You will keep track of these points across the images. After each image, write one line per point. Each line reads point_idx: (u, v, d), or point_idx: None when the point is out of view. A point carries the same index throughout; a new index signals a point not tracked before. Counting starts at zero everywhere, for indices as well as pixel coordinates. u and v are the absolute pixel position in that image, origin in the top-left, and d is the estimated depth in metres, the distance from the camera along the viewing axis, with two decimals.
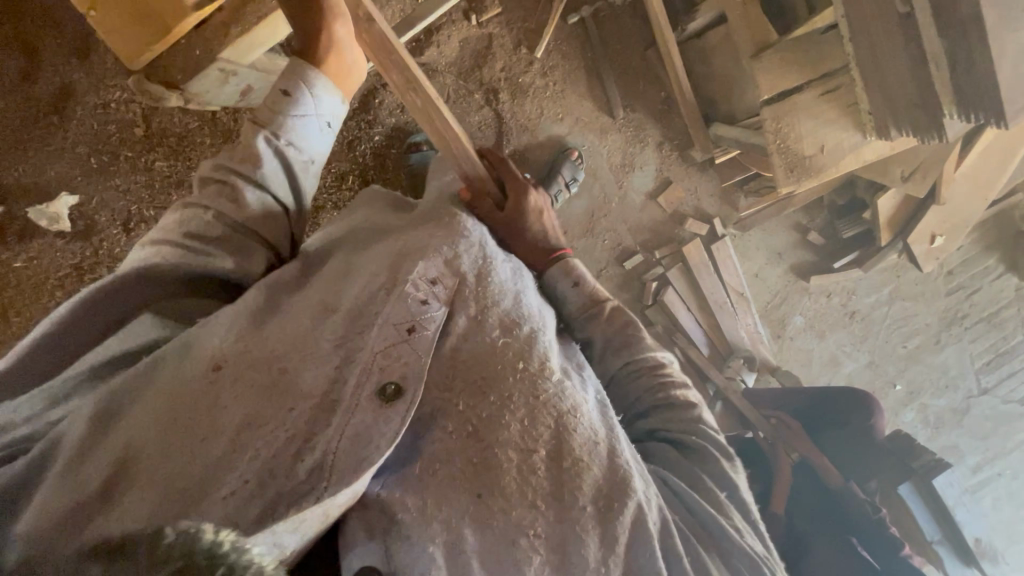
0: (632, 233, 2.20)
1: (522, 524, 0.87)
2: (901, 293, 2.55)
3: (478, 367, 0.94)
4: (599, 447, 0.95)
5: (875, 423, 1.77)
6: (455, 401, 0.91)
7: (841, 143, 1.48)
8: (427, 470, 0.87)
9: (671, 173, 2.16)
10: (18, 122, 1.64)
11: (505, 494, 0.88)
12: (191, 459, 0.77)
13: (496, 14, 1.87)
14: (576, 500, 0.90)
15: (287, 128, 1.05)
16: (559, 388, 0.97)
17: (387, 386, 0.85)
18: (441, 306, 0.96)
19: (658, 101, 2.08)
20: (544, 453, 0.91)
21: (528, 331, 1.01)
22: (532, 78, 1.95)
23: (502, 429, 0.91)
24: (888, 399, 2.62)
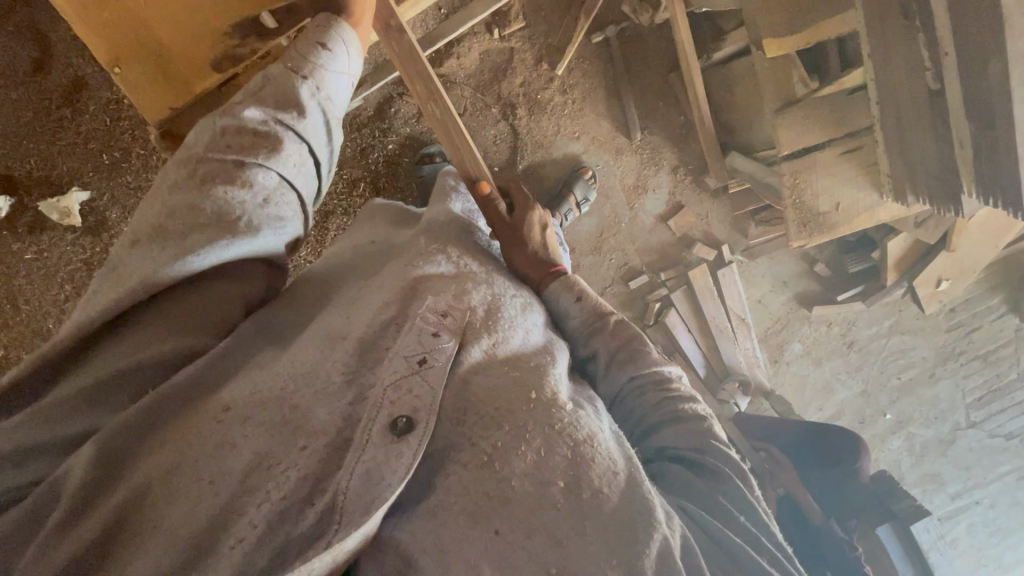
0: (639, 253, 2.20)
1: (544, 561, 0.74)
2: (901, 326, 2.57)
3: (493, 398, 0.85)
4: (618, 477, 0.82)
5: (860, 467, 1.81)
6: (469, 434, 0.82)
7: (855, 204, 1.56)
8: (440, 504, 0.77)
9: (684, 197, 2.15)
10: (30, 114, 1.62)
11: (525, 528, 0.76)
12: (197, 506, 0.68)
13: (520, 29, 1.83)
14: (592, 535, 0.76)
15: (323, 79, 0.99)
16: (574, 417, 0.86)
17: (398, 419, 0.77)
18: (453, 338, 0.89)
19: (678, 124, 2.04)
20: (563, 484, 0.79)
21: (535, 363, 0.94)
22: (552, 96, 1.92)
23: (517, 459, 0.80)
24: (876, 426, 2.67)
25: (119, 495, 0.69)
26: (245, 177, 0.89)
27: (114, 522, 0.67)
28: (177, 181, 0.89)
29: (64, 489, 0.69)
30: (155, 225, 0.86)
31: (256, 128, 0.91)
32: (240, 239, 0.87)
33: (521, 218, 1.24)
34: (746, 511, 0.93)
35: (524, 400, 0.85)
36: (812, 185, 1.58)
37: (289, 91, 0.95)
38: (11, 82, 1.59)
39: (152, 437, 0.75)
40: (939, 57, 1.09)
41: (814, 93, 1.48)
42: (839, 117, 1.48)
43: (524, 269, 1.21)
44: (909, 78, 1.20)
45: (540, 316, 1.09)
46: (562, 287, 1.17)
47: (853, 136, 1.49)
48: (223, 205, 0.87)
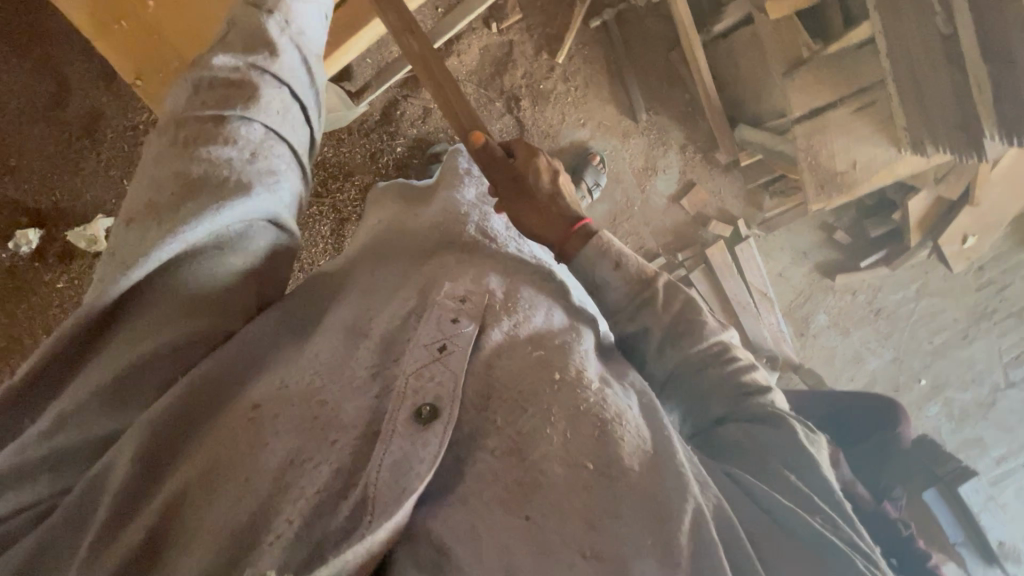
0: (655, 235, 2.19)
1: (580, 546, 0.72)
2: (928, 289, 2.51)
3: (517, 380, 0.84)
4: (647, 454, 0.80)
5: (902, 434, 1.78)
6: (494, 420, 0.82)
7: (872, 161, 1.54)
8: (471, 493, 0.77)
9: (694, 176, 2.14)
10: (53, 147, 1.68)
11: (556, 511, 0.74)
12: (236, 503, 0.69)
13: (517, 21, 1.83)
14: (628, 511, 0.74)
15: (291, 14, 1.02)
16: (601, 396, 0.84)
17: (422, 407, 0.77)
18: (473, 322, 0.89)
19: (683, 103, 2.04)
20: (593, 466, 0.78)
21: (559, 342, 0.92)
22: (553, 85, 1.92)
23: (545, 442, 0.79)
24: (911, 394, 2.61)
25: (166, 490, 0.71)
26: (227, 134, 0.90)
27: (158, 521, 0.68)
28: (161, 152, 0.91)
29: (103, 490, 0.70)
30: (148, 202, 0.86)
31: (228, 75, 0.93)
32: (234, 200, 0.86)
33: (525, 165, 1.14)
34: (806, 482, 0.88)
35: (548, 382, 0.85)
36: (827, 145, 1.56)
37: (259, 31, 0.98)
38: (34, 117, 1.65)
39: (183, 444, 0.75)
40: None
41: (821, 51, 1.48)
42: (849, 74, 1.48)
43: (543, 231, 1.13)
44: (919, 26, 1.19)
45: (569, 303, 1.07)
46: (597, 243, 1.09)
47: (864, 92, 1.48)
48: (209, 165, 0.87)
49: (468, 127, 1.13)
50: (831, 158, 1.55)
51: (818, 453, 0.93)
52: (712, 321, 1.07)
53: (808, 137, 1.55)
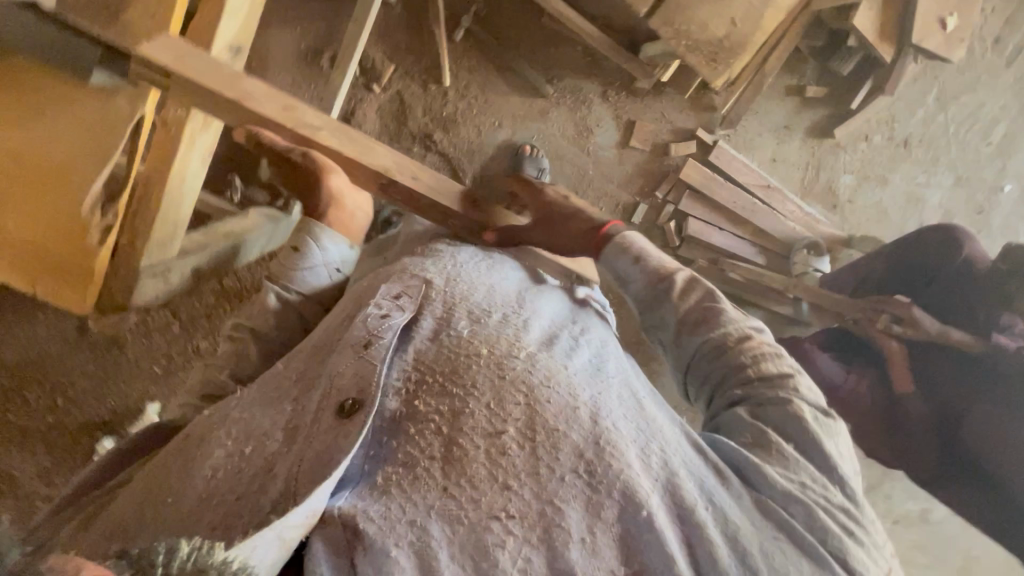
0: (624, 187, 2.12)
1: (493, 503, 0.71)
2: (951, 92, 2.18)
3: (440, 359, 0.84)
4: (579, 415, 0.80)
5: (970, 256, 1.57)
6: (415, 398, 0.80)
7: (743, 12, 1.71)
8: (390, 478, 0.73)
9: (630, 113, 2.06)
10: (82, 367, 1.79)
11: (468, 477, 0.73)
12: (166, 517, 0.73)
13: (392, 71, 1.91)
14: (552, 476, 0.74)
15: (318, 247, 1.07)
16: (529, 363, 0.85)
17: (346, 401, 0.78)
18: (407, 312, 0.91)
19: (580, 55, 2.00)
20: (514, 431, 0.77)
21: (496, 319, 0.93)
22: (453, 107, 1.97)
23: (470, 417, 0.78)
24: (1003, 206, 2.31)
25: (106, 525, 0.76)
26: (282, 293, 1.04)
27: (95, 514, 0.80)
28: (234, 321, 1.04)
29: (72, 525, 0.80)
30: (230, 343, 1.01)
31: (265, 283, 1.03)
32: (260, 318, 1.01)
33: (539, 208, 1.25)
34: (803, 468, 0.82)
35: (477, 357, 0.85)
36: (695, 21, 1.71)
37: (285, 263, 1.05)
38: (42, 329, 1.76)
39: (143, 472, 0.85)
40: None
41: None
42: None
43: (559, 245, 1.21)
44: None
45: (507, 283, 1.06)
46: (620, 242, 1.13)
47: None
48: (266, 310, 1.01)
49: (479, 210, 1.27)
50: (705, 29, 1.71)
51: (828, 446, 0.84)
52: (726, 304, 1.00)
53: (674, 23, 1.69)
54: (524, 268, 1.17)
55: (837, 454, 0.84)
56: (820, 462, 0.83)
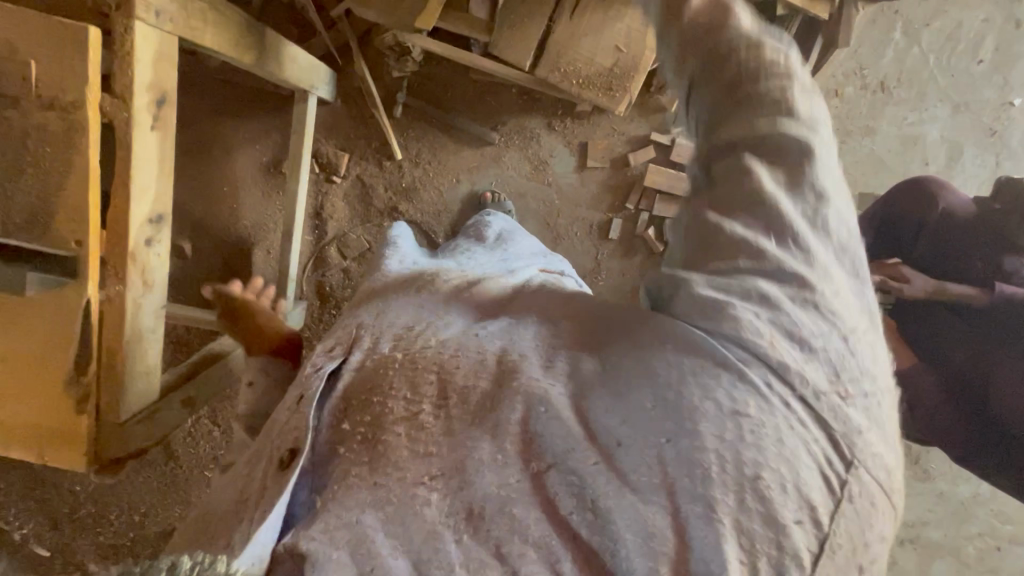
0: (593, 207, 2.13)
1: (420, 472, 0.68)
2: (918, 22, 2.03)
3: (359, 384, 0.76)
4: (489, 363, 0.75)
5: (948, 210, 1.60)
6: (337, 417, 0.75)
7: (628, 34, 1.53)
8: (327, 498, 0.69)
9: (580, 136, 2.08)
10: (155, 481, 2.10)
11: (393, 463, 0.69)
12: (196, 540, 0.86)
13: (348, 158, 2.05)
14: (468, 424, 0.70)
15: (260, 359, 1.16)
16: (443, 341, 0.79)
17: (285, 455, 0.74)
18: (342, 353, 0.82)
19: (517, 95, 2.04)
20: (431, 407, 0.72)
21: (425, 324, 0.84)
22: (411, 176, 2.07)
23: (388, 415, 0.72)
24: (1018, 120, 2.10)
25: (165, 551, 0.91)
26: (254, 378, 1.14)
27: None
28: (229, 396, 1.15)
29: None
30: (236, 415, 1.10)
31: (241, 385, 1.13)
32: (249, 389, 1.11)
33: None
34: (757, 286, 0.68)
35: (396, 359, 0.77)
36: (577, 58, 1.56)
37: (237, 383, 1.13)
38: None
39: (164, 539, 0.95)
40: None
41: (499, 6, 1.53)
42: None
43: None
44: None
45: (447, 278, 1.05)
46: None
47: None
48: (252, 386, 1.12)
49: None
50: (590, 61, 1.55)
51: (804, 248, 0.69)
52: (737, 16, 0.73)
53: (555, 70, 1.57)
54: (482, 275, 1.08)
55: (802, 281, 0.68)
56: (797, 274, 0.68)
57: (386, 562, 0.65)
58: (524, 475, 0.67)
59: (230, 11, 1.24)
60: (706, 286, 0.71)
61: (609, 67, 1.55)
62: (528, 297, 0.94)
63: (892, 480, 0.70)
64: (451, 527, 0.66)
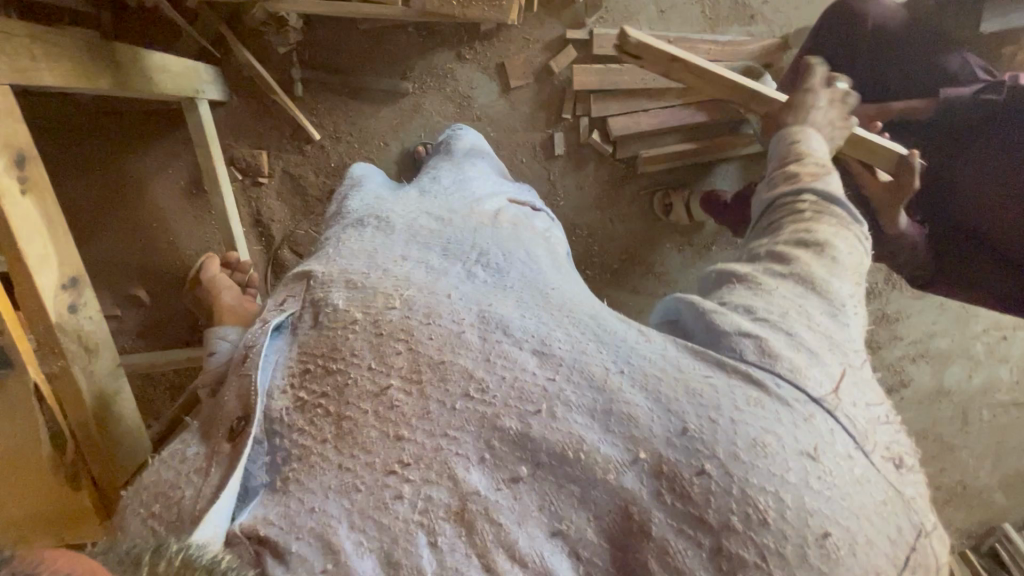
0: (531, 127, 2.02)
1: (387, 453, 0.72)
2: None
3: (317, 345, 0.82)
4: (467, 336, 0.80)
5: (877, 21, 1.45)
6: (298, 387, 0.79)
7: None
8: (291, 479, 0.74)
9: (496, 57, 1.94)
10: None
11: (361, 444, 0.73)
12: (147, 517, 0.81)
13: (266, 154, 1.94)
14: (437, 394, 0.75)
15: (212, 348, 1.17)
16: (404, 307, 0.83)
17: (234, 423, 0.79)
18: (297, 307, 0.90)
19: (417, 35, 1.89)
20: (397, 382, 0.76)
21: (375, 278, 0.88)
22: (336, 154, 1.96)
23: (352, 386, 0.77)
24: None
25: None
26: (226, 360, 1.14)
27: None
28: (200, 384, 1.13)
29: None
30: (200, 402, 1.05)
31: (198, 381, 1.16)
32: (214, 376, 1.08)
33: None
34: (765, 305, 0.85)
35: (352, 321, 0.82)
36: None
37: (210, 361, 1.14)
38: None
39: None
40: None
41: None
42: None
43: None
44: None
45: (391, 226, 0.99)
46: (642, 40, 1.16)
47: None
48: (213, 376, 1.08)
49: None
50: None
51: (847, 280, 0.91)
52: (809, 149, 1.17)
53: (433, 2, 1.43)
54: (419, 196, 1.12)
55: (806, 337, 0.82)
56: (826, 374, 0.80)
57: (350, 559, 0.67)
58: (528, 490, 0.71)
59: (72, 34, 1.15)
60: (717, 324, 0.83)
61: None
62: (498, 264, 0.92)
63: (926, 510, 0.78)
64: (424, 525, 0.69)
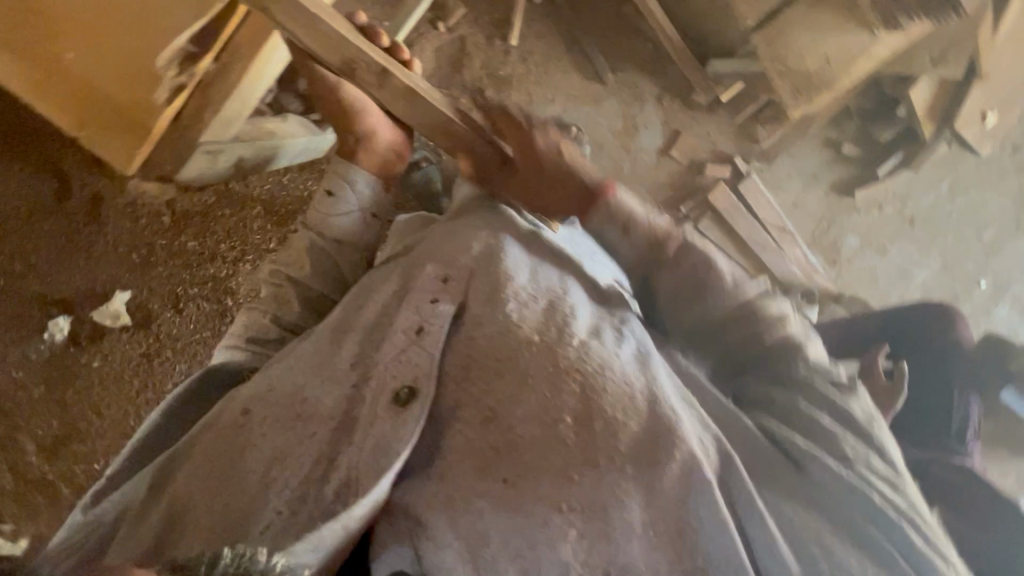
0: (652, 193, 2.10)
1: (555, 500, 0.79)
2: (961, 185, 2.34)
3: (494, 349, 0.89)
4: (636, 402, 0.84)
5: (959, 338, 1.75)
6: (474, 390, 0.88)
7: (843, 52, 1.69)
8: (448, 467, 0.85)
9: (678, 123, 2.07)
10: (68, 238, 1.79)
11: (526, 464, 0.81)
12: (227, 501, 0.83)
13: (463, 16, 1.86)
14: (612, 460, 0.80)
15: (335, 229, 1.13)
16: (582, 350, 0.88)
17: (402, 390, 0.88)
18: (452, 301, 0.96)
19: (647, 54, 2.00)
20: (571, 420, 0.83)
21: (547, 303, 0.94)
22: (512, 69, 1.91)
23: (521, 405, 0.85)
24: (977, 301, 2.40)
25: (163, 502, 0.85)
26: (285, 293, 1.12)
27: (162, 530, 0.82)
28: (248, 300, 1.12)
29: (131, 508, 0.86)
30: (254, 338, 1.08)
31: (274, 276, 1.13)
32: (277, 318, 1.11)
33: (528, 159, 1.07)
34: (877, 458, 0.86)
35: (524, 343, 0.89)
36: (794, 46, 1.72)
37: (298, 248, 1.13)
38: (46, 215, 1.78)
39: (188, 452, 0.90)
40: None
41: None
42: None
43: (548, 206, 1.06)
44: None
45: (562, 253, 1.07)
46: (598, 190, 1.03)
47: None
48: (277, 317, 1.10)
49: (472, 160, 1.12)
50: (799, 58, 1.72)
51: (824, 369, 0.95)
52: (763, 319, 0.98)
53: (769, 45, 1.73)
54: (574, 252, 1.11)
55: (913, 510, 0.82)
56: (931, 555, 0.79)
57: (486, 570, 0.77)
58: None
59: None
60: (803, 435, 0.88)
61: (813, 68, 1.72)
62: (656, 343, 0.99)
63: None
64: None
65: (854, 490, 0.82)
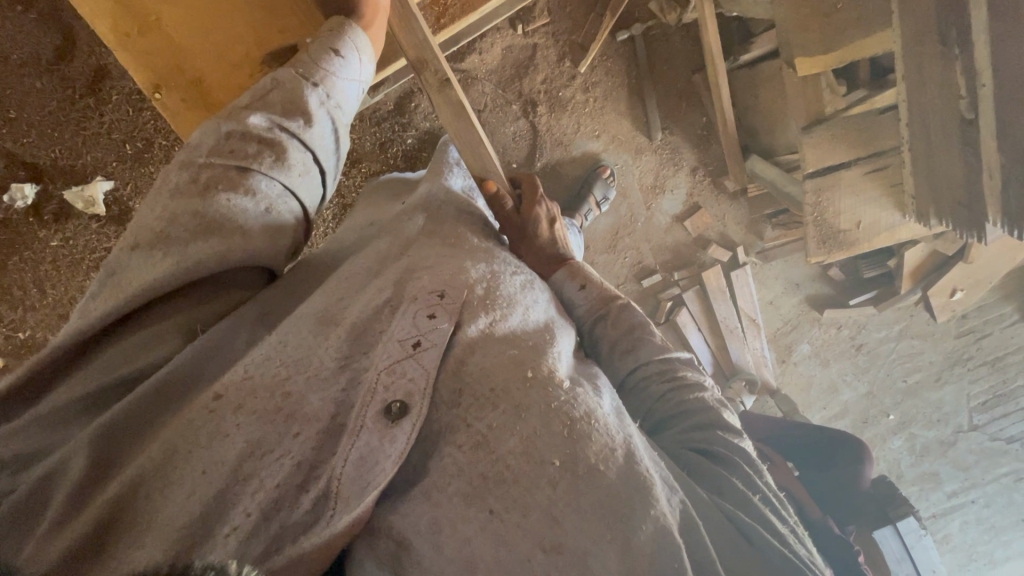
0: (653, 252, 2.20)
1: (540, 539, 0.69)
2: (910, 330, 2.57)
3: (489, 377, 0.78)
4: (616, 455, 0.75)
5: (862, 475, 1.90)
6: (465, 415, 0.76)
7: (876, 222, 1.70)
8: (434, 486, 0.73)
9: (701, 199, 2.14)
10: (56, 105, 1.62)
11: (516, 502, 0.71)
12: (191, 494, 0.65)
13: (544, 25, 1.81)
14: (594, 509, 0.71)
15: (334, 86, 0.95)
16: (571, 395, 0.79)
17: (392, 404, 0.74)
18: (449, 319, 0.83)
19: (699, 125, 2.03)
20: (560, 463, 0.73)
21: (535, 343, 0.85)
22: (573, 93, 1.90)
23: (512, 439, 0.74)
24: (879, 427, 2.71)
25: (114, 487, 0.66)
26: (247, 184, 0.85)
27: (103, 521, 0.64)
28: (178, 186, 0.84)
29: (58, 485, 0.66)
30: (190, 234, 0.81)
31: (261, 135, 0.87)
32: (232, 213, 0.83)
33: (530, 211, 1.19)
34: (800, 541, 0.88)
35: (520, 379, 0.78)
36: (835, 203, 1.70)
37: (297, 99, 0.91)
38: (35, 71, 1.59)
39: (147, 439, 0.72)
40: (974, 83, 1.15)
41: (842, 112, 1.58)
42: (869, 136, 1.58)
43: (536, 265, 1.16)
44: (943, 101, 1.25)
45: (541, 292, 1.01)
46: (565, 276, 1.13)
47: (880, 155, 1.60)
48: (227, 212, 0.82)
49: (484, 175, 1.20)
50: (835, 215, 1.71)
51: (748, 447, 0.97)
52: (700, 390, 1.01)
53: (818, 194, 1.70)
54: (550, 300, 1.04)
55: None
56: None
57: None
58: None
59: None
60: (745, 495, 0.88)
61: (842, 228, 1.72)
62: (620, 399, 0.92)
63: None
64: None
65: (790, 567, 0.80)
